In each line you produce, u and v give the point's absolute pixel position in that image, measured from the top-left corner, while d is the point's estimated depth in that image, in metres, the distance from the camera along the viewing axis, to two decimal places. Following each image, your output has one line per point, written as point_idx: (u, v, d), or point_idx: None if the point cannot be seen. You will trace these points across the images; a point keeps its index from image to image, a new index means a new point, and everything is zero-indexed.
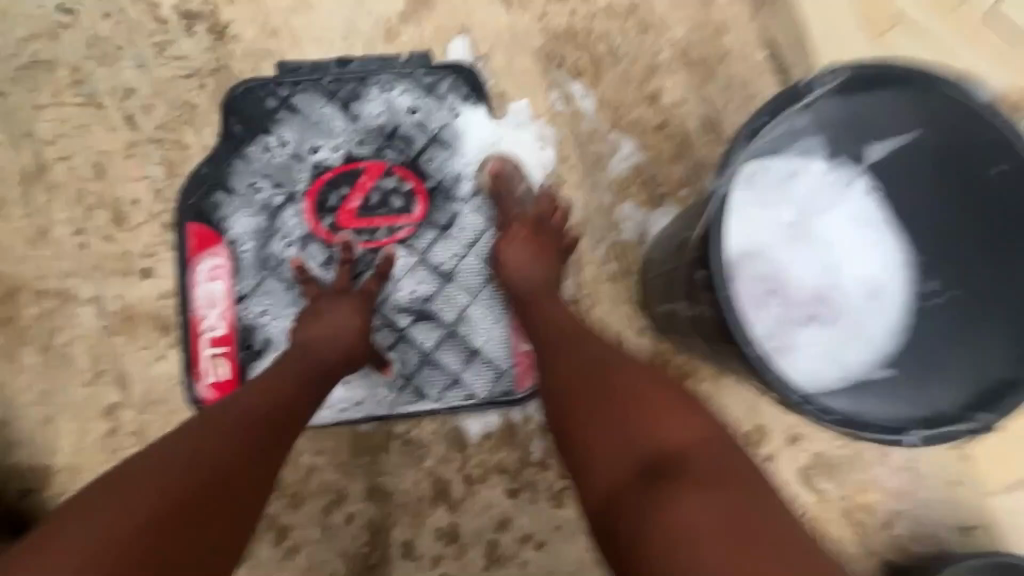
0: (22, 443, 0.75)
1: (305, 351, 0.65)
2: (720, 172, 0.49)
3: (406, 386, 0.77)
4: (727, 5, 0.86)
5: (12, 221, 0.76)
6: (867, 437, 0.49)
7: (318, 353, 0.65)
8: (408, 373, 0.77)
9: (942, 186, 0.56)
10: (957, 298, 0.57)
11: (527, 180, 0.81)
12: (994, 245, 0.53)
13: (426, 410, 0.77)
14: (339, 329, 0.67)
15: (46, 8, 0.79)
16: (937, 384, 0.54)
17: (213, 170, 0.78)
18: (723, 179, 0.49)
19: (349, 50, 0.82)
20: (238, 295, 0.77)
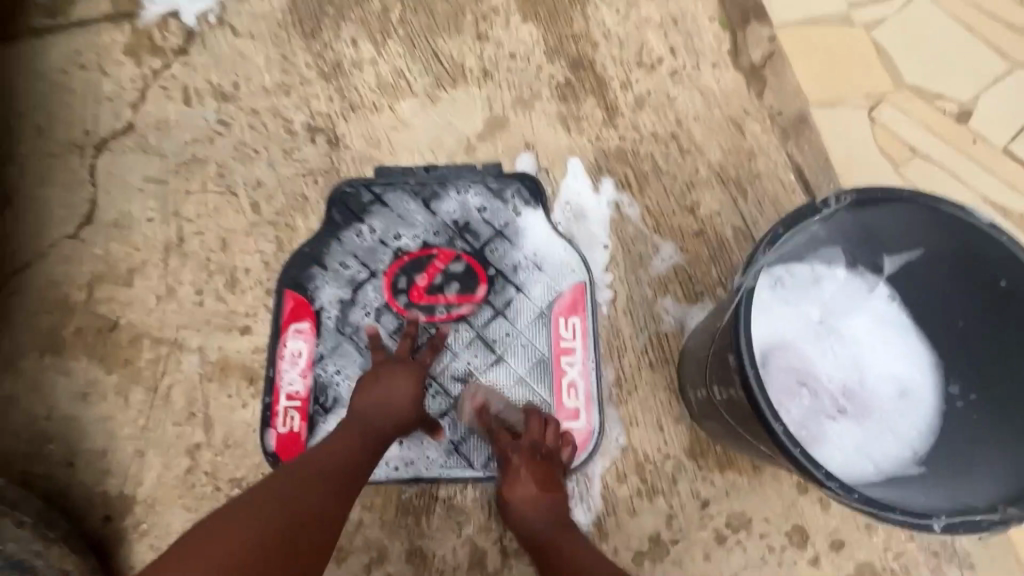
0: (113, 472, 0.84)
1: (359, 420, 0.74)
2: (745, 269, 0.56)
3: (453, 453, 0.83)
4: (757, 135, 1.00)
5: (150, 280, 0.93)
6: (894, 521, 0.50)
7: (377, 420, 0.74)
8: (455, 441, 0.83)
9: (958, 297, 0.62)
10: (983, 398, 0.60)
11: (577, 271, 0.91)
12: (1012, 351, 0.58)
13: (470, 476, 0.82)
14: (398, 400, 0.75)
15: (209, 121, 1.02)
16: (970, 480, 0.56)
17: (313, 250, 0.93)
18: (747, 275, 0.56)
19: (434, 159, 0.99)
20: (318, 356, 0.88)
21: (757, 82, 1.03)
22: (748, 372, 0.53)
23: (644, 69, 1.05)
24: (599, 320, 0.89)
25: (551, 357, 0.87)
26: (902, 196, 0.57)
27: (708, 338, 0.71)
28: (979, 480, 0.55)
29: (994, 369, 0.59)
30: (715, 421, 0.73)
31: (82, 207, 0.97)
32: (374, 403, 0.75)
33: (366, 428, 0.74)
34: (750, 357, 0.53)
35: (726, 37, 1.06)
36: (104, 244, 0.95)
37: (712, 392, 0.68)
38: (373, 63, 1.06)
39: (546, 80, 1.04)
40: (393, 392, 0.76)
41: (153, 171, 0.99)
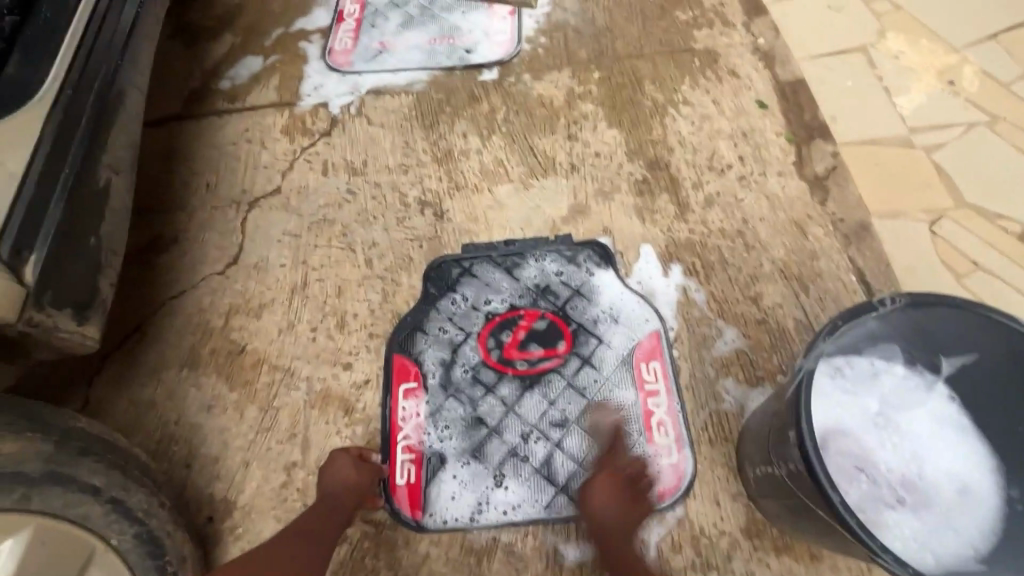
0: (221, 478, 0.96)
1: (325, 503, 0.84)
2: (808, 352, 0.64)
3: (558, 495, 0.90)
4: (820, 238, 1.09)
5: (275, 315, 1.09)
6: None
7: (337, 501, 0.84)
8: (559, 483, 0.90)
9: (1009, 405, 0.68)
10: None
11: (648, 329, 1.01)
12: None
13: (580, 514, 0.88)
14: (337, 475, 0.85)
15: (340, 190, 1.23)
16: None
17: (413, 314, 1.07)
18: (809, 359, 0.63)
19: (524, 235, 1.14)
20: (426, 410, 0.97)
21: (820, 191, 1.14)
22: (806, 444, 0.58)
23: (714, 173, 1.19)
24: (677, 360, 0.98)
25: (639, 400, 0.95)
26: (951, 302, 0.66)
27: (767, 418, 0.76)
28: None
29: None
30: (772, 503, 0.76)
31: (232, 250, 1.18)
32: (331, 482, 0.86)
33: (335, 505, 0.84)
34: (809, 432, 0.59)
35: (791, 150, 1.19)
36: (244, 281, 1.13)
37: (773, 469, 0.72)
38: (478, 153, 1.26)
39: (626, 176, 1.19)
40: (340, 472, 0.86)
41: (291, 226, 1.19)
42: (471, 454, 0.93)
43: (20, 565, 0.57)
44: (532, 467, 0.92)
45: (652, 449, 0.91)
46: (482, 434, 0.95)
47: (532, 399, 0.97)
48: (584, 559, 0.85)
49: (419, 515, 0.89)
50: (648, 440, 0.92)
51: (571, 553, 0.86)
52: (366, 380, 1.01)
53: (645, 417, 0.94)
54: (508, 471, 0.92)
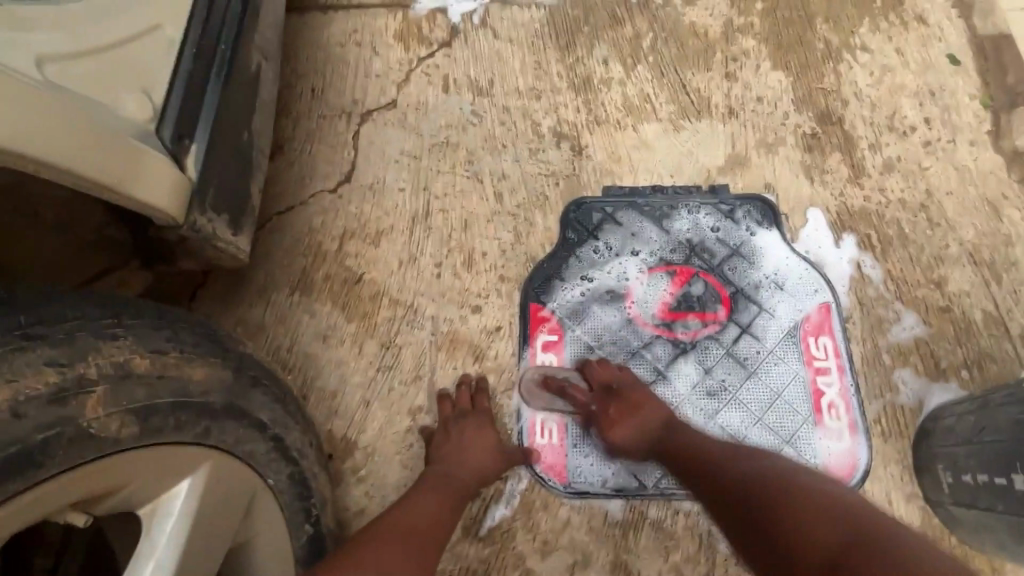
0: (341, 415, 0.89)
1: (440, 481, 0.77)
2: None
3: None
4: (1016, 222, 0.96)
5: (396, 244, 0.99)
6: None
7: (454, 477, 0.77)
8: None
9: None
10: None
11: (820, 301, 0.90)
12: None
13: None
14: (463, 450, 0.80)
15: (464, 111, 1.10)
16: None
17: (548, 260, 0.96)
18: None
19: (674, 182, 1.01)
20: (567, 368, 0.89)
21: (1018, 169, 1.00)
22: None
23: (895, 135, 1.04)
24: (850, 340, 0.88)
25: (807, 379, 0.86)
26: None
27: (998, 424, 0.67)
28: None
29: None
30: (977, 513, 0.69)
31: (343, 166, 1.06)
32: (451, 452, 0.80)
33: (448, 482, 0.77)
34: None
35: (987, 117, 1.04)
36: (359, 203, 1.02)
37: (1010, 482, 0.63)
38: (621, 83, 1.10)
39: (792, 128, 1.05)
40: (468, 445, 0.80)
41: (409, 146, 1.07)
42: None
43: (201, 499, 0.50)
44: None
45: (820, 432, 0.84)
46: None
47: (686, 365, 0.88)
48: None
49: (561, 480, 0.83)
50: (817, 422, 0.84)
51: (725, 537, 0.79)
52: (498, 326, 0.92)
53: (814, 397, 0.85)
54: None
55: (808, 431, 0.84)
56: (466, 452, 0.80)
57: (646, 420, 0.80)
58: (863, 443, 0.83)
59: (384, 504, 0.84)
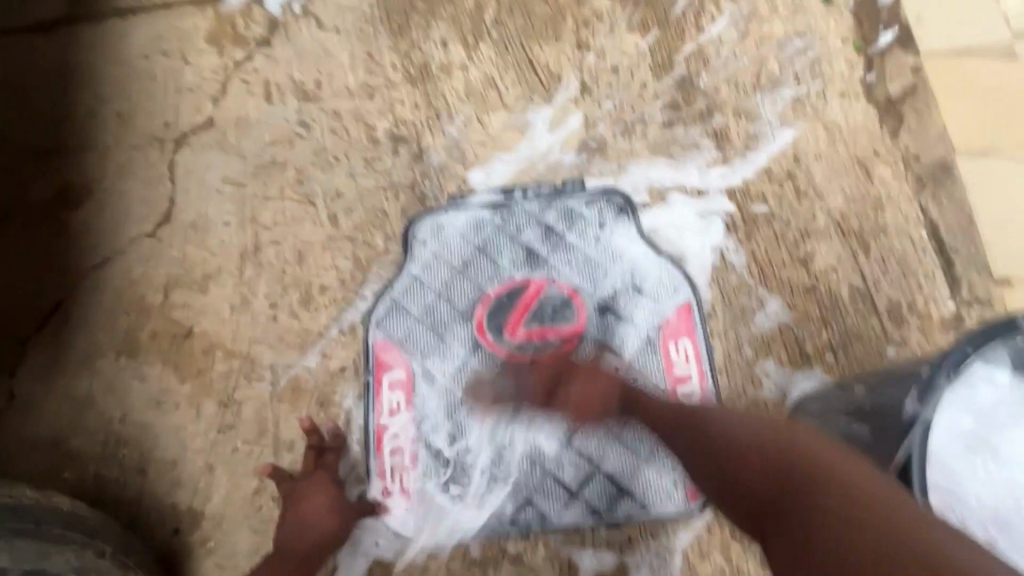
0: (183, 485, 0.83)
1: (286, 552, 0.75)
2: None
3: (573, 498, 0.79)
4: (887, 182, 0.88)
5: (225, 288, 0.90)
6: None
7: (293, 547, 0.75)
8: (574, 483, 0.80)
9: None
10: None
11: (678, 300, 0.86)
12: None
13: (602, 521, 0.78)
14: (306, 517, 0.76)
15: (290, 121, 0.97)
16: None
17: (390, 290, 0.89)
18: None
19: (524, 181, 0.93)
20: (418, 405, 0.84)
21: (893, 118, 0.91)
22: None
23: (762, 94, 0.94)
24: (709, 338, 0.84)
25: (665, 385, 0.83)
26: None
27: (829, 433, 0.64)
28: None
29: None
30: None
31: (161, 204, 0.95)
32: (305, 515, 0.77)
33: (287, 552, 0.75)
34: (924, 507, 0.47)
35: (860, 63, 0.94)
36: (182, 246, 0.92)
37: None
38: (462, 68, 0.98)
39: (650, 100, 0.95)
40: (307, 510, 0.77)
41: (232, 171, 0.95)
42: (473, 456, 0.81)
43: None
44: (543, 468, 0.80)
45: None
46: (487, 430, 0.82)
47: None
48: (601, 569, 0.77)
49: (415, 530, 0.79)
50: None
51: (585, 564, 0.77)
52: (342, 367, 0.86)
53: None
54: (518, 471, 0.81)
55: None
56: (304, 518, 0.76)
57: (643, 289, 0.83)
58: None
59: (237, 574, 0.80)
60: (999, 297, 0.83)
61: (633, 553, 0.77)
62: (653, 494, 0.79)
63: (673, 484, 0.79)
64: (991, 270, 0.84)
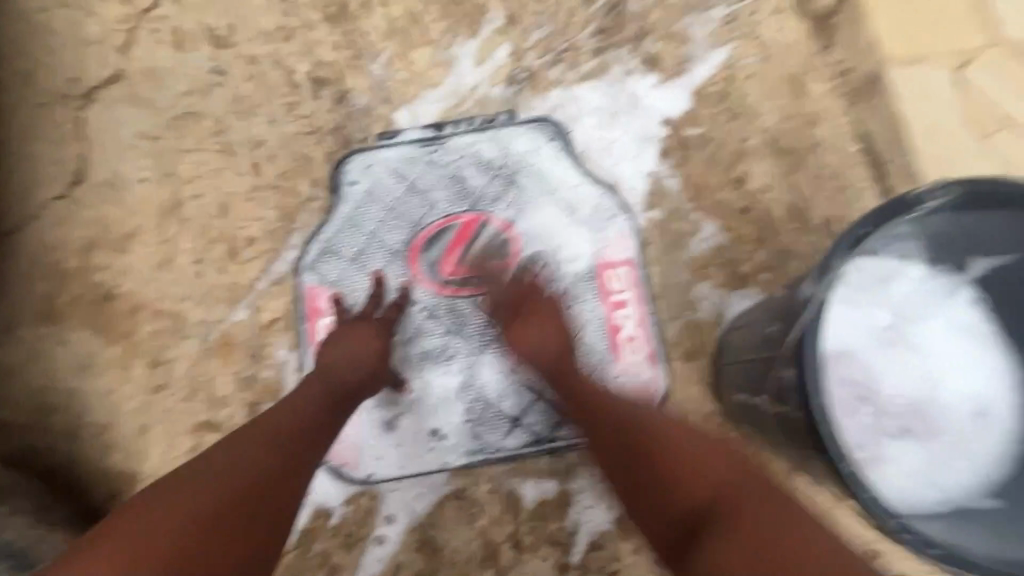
0: (118, 449, 0.81)
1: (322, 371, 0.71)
2: (818, 278, 0.52)
3: (514, 426, 0.79)
4: (820, 97, 0.87)
5: (147, 246, 0.86)
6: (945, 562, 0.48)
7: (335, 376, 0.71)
8: (516, 413, 0.79)
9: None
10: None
11: (615, 225, 0.85)
12: None
13: (543, 448, 0.78)
14: (344, 356, 0.72)
15: (204, 69, 0.92)
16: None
17: (320, 235, 0.86)
18: (820, 286, 0.52)
19: (453, 116, 0.90)
20: None
21: (825, 32, 0.89)
22: (814, 403, 0.48)
23: (693, 15, 0.91)
24: (647, 262, 0.84)
25: (603, 311, 0.83)
26: (1006, 191, 0.51)
27: (753, 340, 0.65)
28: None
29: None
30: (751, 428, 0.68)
31: (72, 164, 0.90)
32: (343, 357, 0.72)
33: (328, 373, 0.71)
34: (818, 387, 0.48)
35: None
36: (97, 206, 0.88)
37: (759, 401, 0.62)
38: (383, 4, 0.93)
39: (579, 27, 0.91)
40: (349, 347, 0.73)
41: (146, 125, 0.91)
42: (412, 394, 0.80)
43: None
44: (484, 401, 0.80)
45: (620, 365, 0.81)
46: (426, 367, 0.81)
47: (478, 324, 0.82)
48: (545, 497, 0.77)
49: (356, 469, 0.78)
50: (616, 358, 0.81)
51: (528, 494, 0.77)
52: (274, 319, 0.84)
53: (612, 329, 0.82)
54: (459, 406, 0.80)
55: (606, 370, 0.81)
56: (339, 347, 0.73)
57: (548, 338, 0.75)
58: (661, 369, 0.80)
59: None
60: None
61: (575, 480, 0.77)
62: None
63: None
64: (920, 180, 0.84)
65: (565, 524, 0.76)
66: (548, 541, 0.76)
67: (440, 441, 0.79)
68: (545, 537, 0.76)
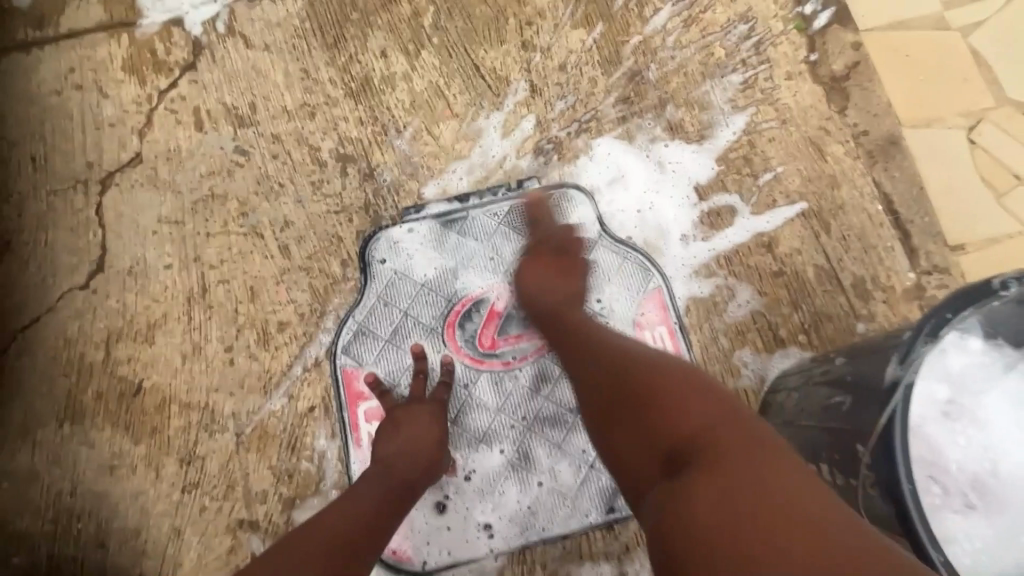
0: (150, 554, 0.77)
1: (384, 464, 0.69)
2: (903, 360, 0.52)
3: (568, 502, 0.77)
4: (841, 158, 0.89)
5: (174, 335, 0.84)
6: None
7: (398, 465, 0.68)
8: (569, 489, 0.78)
9: None
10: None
11: (652, 284, 0.85)
12: None
13: (602, 524, 0.77)
14: (410, 446, 0.70)
15: (226, 150, 0.91)
16: None
17: (353, 316, 0.84)
18: (906, 368, 0.51)
19: (481, 188, 0.90)
20: None
21: (838, 96, 0.91)
22: (902, 487, 0.47)
23: (711, 81, 0.93)
24: (687, 328, 0.84)
25: None
26: None
27: (813, 407, 0.65)
28: None
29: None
30: None
31: (91, 252, 0.87)
32: (405, 444, 0.70)
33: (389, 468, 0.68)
34: (905, 471, 0.48)
35: (803, 42, 0.94)
36: (119, 295, 0.85)
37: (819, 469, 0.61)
38: (405, 79, 0.94)
39: (602, 97, 0.93)
40: (411, 438, 0.71)
41: (167, 209, 0.88)
42: (458, 476, 0.78)
43: None
44: (535, 479, 0.78)
45: None
46: (472, 448, 0.79)
47: (520, 398, 0.81)
48: None
49: (409, 560, 0.75)
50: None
51: None
52: (311, 408, 0.81)
53: None
54: (509, 485, 0.78)
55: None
56: (404, 436, 0.71)
57: (556, 286, 0.77)
58: None
59: None
60: (955, 264, 0.85)
61: (633, 562, 0.75)
62: None
63: None
64: (946, 240, 0.86)
65: None
66: None
67: (494, 528, 0.76)
68: None
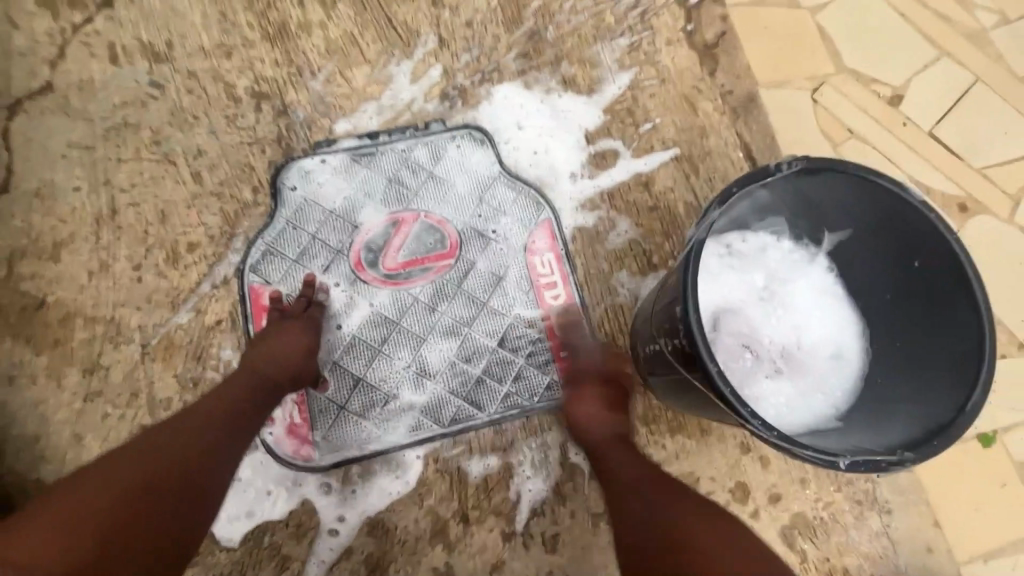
0: (49, 460, 0.79)
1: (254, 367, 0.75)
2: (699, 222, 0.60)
3: (457, 405, 0.85)
4: (710, 112, 1.02)
5: (80, 254, 0.86)
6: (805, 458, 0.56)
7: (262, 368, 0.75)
8: (460, 393, 0.86)
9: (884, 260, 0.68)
10: (902, 348, 0.67)
11: (542, 215, 0.95)
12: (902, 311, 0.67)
13: (488, 423, 0.85)
14: (278, 350, 0.77)
15: (141, 83, 0.94)
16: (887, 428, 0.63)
17: (262, 238, 0.89)
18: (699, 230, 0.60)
19: (390, 126, 0.97)
20: None
21: (709, 61, 1.05)
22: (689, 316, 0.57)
23: (602, 43, 1.05)
24: (572, 254, 0.94)
25: (535, 295, 0.91)
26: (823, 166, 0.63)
27: (659, 296, 0.75)
28: (887, 431, 0.62)
29: (926, 333, 0.64)
30: (657, 378, 0.79)
31: None
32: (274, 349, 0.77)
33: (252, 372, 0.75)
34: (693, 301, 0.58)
35: (681, 14, 1.06)
36: (24, 215, 0.87)
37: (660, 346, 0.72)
38: (321, 26, 1.00)
39: (504, 52, 1.02)
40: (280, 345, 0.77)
41: (77, 135, 0.91)
42: (356, 382, 0.85)
43: None
44: (429, 385, 0.86)
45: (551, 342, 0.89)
46: (370, 358, 0.86)
47: (418, 315, 0.88)
48: (488, 472, 0.83)
49: (309, 456, 0.82)
50: (548, 335, 0.89)
51: (473, 470, 0.83)
52: (217, 322, 0.85)
53: (543, 312, 0.90)
54: (404, 391, 0.85)
55: (538, 344, 0.89)
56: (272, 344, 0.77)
57: None
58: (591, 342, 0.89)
59: None
60: None
61: (515, 454, 0.84)
62: (530, 391, 0.87)
63: (546, 381, 0.87)
64: None
65: (507, 497, 0.83)
66: (493, 513, 0.82)
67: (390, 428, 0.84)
68: (491, 510, 0.82)
